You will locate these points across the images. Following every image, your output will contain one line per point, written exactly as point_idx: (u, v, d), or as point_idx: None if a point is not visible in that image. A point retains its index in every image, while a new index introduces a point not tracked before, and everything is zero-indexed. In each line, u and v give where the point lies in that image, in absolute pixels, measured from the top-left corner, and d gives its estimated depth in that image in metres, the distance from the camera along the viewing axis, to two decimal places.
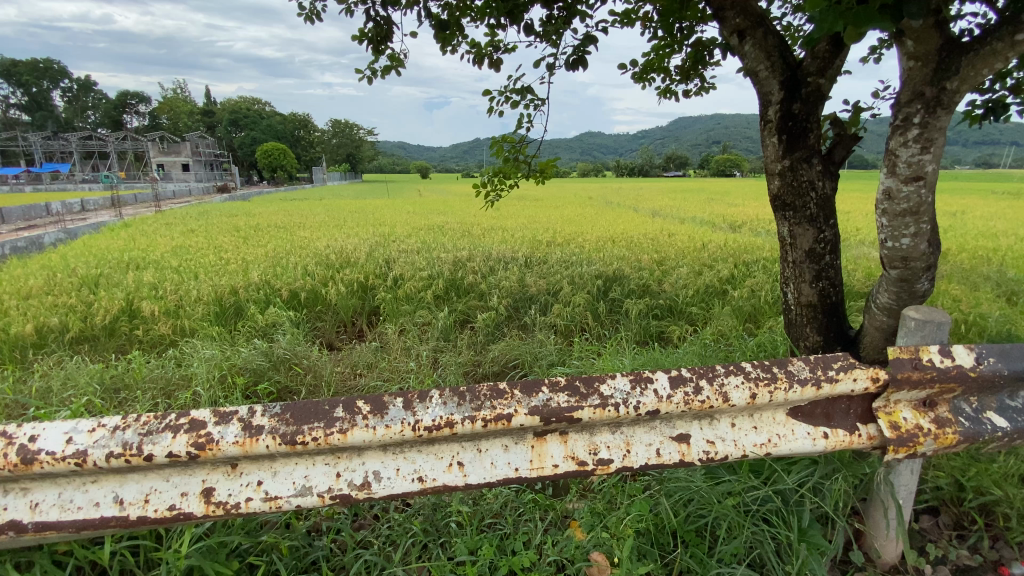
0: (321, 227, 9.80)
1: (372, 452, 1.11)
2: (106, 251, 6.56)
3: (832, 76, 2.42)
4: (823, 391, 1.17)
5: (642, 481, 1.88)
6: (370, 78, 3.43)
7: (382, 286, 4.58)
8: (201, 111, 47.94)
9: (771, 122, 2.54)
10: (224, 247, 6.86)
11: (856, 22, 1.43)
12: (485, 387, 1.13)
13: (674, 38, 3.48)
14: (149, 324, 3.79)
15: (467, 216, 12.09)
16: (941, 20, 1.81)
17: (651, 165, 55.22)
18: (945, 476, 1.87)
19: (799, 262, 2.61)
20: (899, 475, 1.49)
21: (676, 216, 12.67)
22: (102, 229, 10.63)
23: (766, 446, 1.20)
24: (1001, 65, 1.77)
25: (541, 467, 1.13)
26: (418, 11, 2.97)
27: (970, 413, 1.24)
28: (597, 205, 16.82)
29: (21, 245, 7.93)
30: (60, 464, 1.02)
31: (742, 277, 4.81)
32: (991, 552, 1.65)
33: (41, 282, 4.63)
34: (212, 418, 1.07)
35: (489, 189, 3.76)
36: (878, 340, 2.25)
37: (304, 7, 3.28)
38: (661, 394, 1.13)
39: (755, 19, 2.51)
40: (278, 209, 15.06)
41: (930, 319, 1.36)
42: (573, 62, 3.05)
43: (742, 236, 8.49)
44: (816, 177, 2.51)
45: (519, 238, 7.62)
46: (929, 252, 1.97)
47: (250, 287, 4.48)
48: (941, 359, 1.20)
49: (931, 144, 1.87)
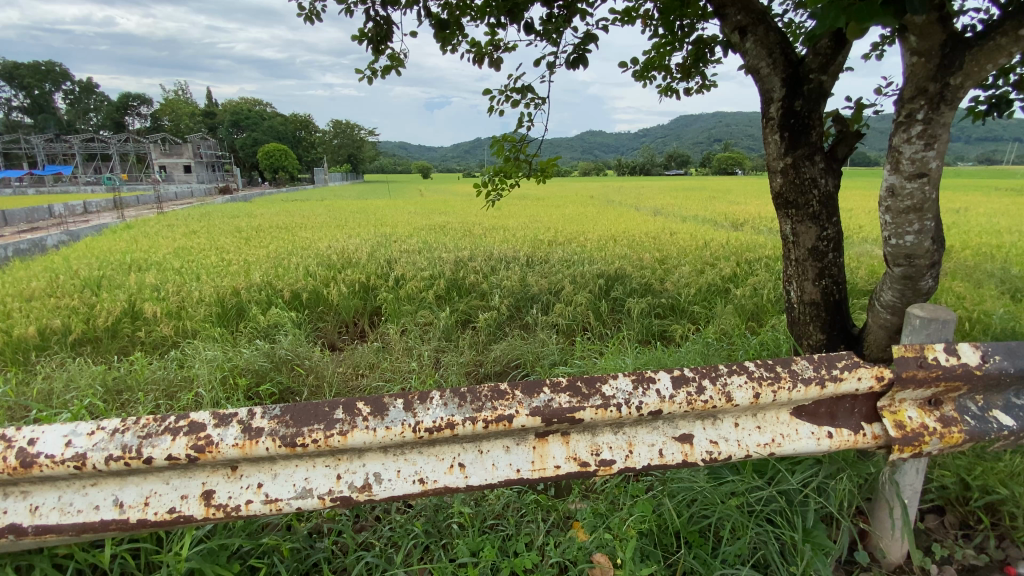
0: (321, 228, 9.79)
1: (372, 454, 1.10)
2: (109, 253, 6.65)
3: (834, 72, 2.40)
4: (827, 391, 1.15)
5: (645, 480, 1.87)
6: (370, 78, 3.43)
7: (383, 286, 4.58)
8: (202, 113, 48.28)
9: (772, 120, 2.53)
10: (224, 249, 6.88)
11: (858, 18, 1.41)
12: (486, 388, 1.12)
13: (675, 36, 3.46)
14: (151, 326, 3.81)
15: (468, 217, 12.02)
16: (945, 15, 1.78)
17: (652, 164, 55.05)
18: (950, 475, 1.85)
19: (801, 260, 2.60)
20: (903, 474, 1.50)
21: (678, 216, 12.60)
22: (105, 230, 10.78)
23: (769, 446, 1.19)
24: (1004, 61, 1.74)
25: (543, 468, 1.13)
26: (418, 11, 2.96)
27: (976, 412, 1.23)
28: (596, 205, 16.74)
29: (23, 247, 7.98)
30: (59, 467, 1.01)
31: (744, 275, 4.79)
32: (998, 552, 1.64)
33: (45, 283, 4.67)
34: (212, 420, 1.07)
35: (490, 189, 3.73)
36: (883, 338, 2.23)
37: (304, 7, 3.28)
38: (663, 394, 1.12)
39: (756, 16, 2.50)
40: (280, 210, 15.22)
41: (935, 317, 1.34)
42: (573, 61, 3.03)
43: (744, 235, 8.46)
44: (819, 174, 2.49)
45: (520, 238, 7.60)
46: (934, 250, 1.96)
47: (252, 288, 4.50)
48: (947, 357, 1.18)
49: (934, 140, 1.85)
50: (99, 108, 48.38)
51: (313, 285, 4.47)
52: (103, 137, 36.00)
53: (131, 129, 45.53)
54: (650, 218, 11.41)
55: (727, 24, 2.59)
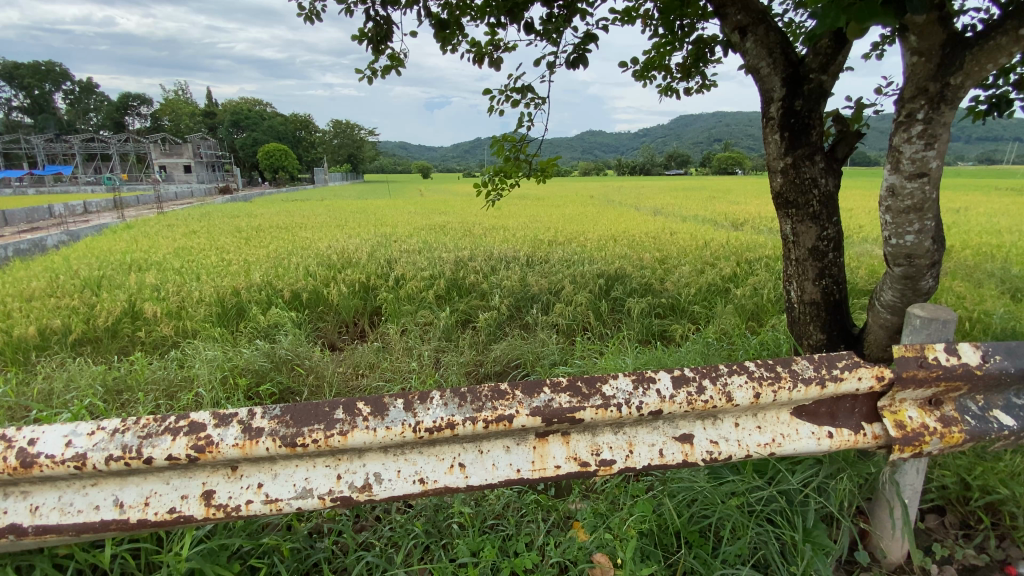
0: (321, 228, 9.80)
1: (372, 454, 1.10)
2: (109, 253, 6.65)
3: (834, 72, 2.41)
4: (827, 390, 1.15)
5: (645, 481, 1.87)
6: (370, 78, 3.44)
7: (383, 286, 4.58)
8: (202, 112, 48.28)
9: (773, 119, 2.53)
10: (224, 248, 6.88)
11: (859, 18, 1.41)
12: (486, 388, 1.12)
13: (675, 36, 3.46)
14: (151, 326, 3.81)
15: (467, 217, 12.00)
16: (945, 14, 1.79)
17: (652, 164, 55.03)
18: (950, 475, 1.85)
19: (802, 260, 2.60)
20: (904, 474, 1.50)
21: (678, 215, 12.59)
22: (105, 230, 10.79)
23: (769, 446, 1.18)
24: (1005, 61, 1.73)
25: (543, 468, 1.13)
26: (418, 10, 2.96)
27: (977, 412, 1.23)
28: (596, 205, 16.75)
29: (24, 247, 7.99)
30: (59, 467, 1.01)
31: (745, 275, 4.79)
32: (998, 551, 1.64)
33: (46, 283, 4.67)
34: (212, 420, 1.06)
35: (490, 189, 3.73)
36: (883, 337, 2.23)
37: (304, 6, 3.27)
38: (663, 394, 1.12)
39: (756, 15, 2.50)
40: (280, 210, 15.22)
41: (936, 317, 1.34)
42: (573, 61, 3.04)
43: (744, 234, 8.45)
44: (819, 174, 2.49)
45: (520, 237, 7.60)
46: (934, 249, 1.96)
47: (252, 287, 4.50)
48: (947, 357, 1.18)
49: (935, 140, 1.85)
50: (99, 108, 48.38)
51: (313, 285, 4.47)
52: (104, 137, 36.00)
53: (131, 129, 45.53)
54: (650, 218, 11.40)
55: (727, 24, 2.59)
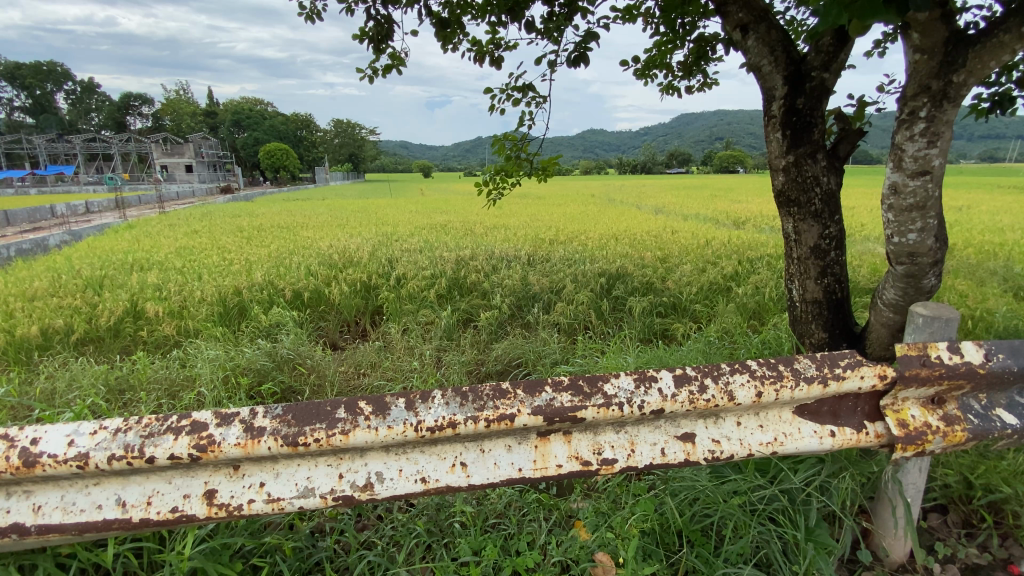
0: (321, 227, 9.79)
1: (374, 453, 1.10)
2: (110, 252, 6.68)
3: (836, 70, 2.38)
4: (829, 389, 1.15)
5: (647, 480, 1.88)
6: (371, 78, 3.51)
7: (385, 286, 4.58)
8: (202, 112, 48.34)
9: (775, 117, 2.52)
10: (226, 248, 6.89)
11: (861, 14, 1.40)
12: (487, 387, 1.12)
13: (676, 34, 3.46)
14: (154, 325, 3.81)
15: (467, 216, 11.98)
16: (948, 11, 1.78)
17: (653, 163, 54.94)
18: (953, 474, 1.85)
19: (804, 258, 2.58)
20: (906, 472, 1.49)
21: (680, 215, 12.53)
22: (107, 229, 10.83)
23: (772, 444, 1.18)
24: (1008, 58, 1.72)
25: (545, 467, 1.12)
26: (419, 9, 3.00)
27: (979, 410, 1.22)
28: (597, 203, 16.68)
29: (26, 247, 8.02)
30: (62, 467, 1.01)
31: (746, 273, 4.79)
32: (1000, 550, 1.63)
33: (48, 283, 4.68)
34: (213, 420, 1.06)
35: (490, 188, 3.72)
36: (885, 335, 2.22)
37: (305, 6, 3.30)
38: (665, 393, 1.12)
39: (759, 13, 2.49)
40: (281, 209, 15.14)
41: (938, 315, 1.34)
42: (574, 59, 3.05)
43: (746, 232, 8.43)
44: (821, 172, 2.48)
45: (522, 237, 7.59)
46: (936, 247, 1.95)
47: (254, 287, 4.50)
48: (949, 355, 1.18)
49: (938, 138, 1.84)
50: (99, 108, 48.43)
51: (315, 284, 4.47)
52: (104, 138, 36.00)
53: (132, 128, 45.40)
54: (651, 217, 11.37)
55: (729, 22, 2.59)
